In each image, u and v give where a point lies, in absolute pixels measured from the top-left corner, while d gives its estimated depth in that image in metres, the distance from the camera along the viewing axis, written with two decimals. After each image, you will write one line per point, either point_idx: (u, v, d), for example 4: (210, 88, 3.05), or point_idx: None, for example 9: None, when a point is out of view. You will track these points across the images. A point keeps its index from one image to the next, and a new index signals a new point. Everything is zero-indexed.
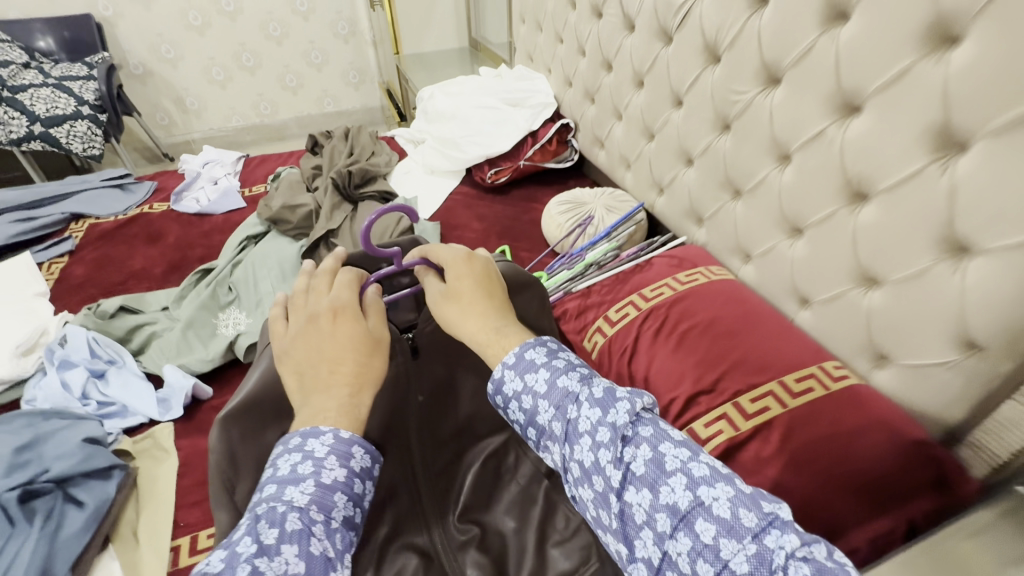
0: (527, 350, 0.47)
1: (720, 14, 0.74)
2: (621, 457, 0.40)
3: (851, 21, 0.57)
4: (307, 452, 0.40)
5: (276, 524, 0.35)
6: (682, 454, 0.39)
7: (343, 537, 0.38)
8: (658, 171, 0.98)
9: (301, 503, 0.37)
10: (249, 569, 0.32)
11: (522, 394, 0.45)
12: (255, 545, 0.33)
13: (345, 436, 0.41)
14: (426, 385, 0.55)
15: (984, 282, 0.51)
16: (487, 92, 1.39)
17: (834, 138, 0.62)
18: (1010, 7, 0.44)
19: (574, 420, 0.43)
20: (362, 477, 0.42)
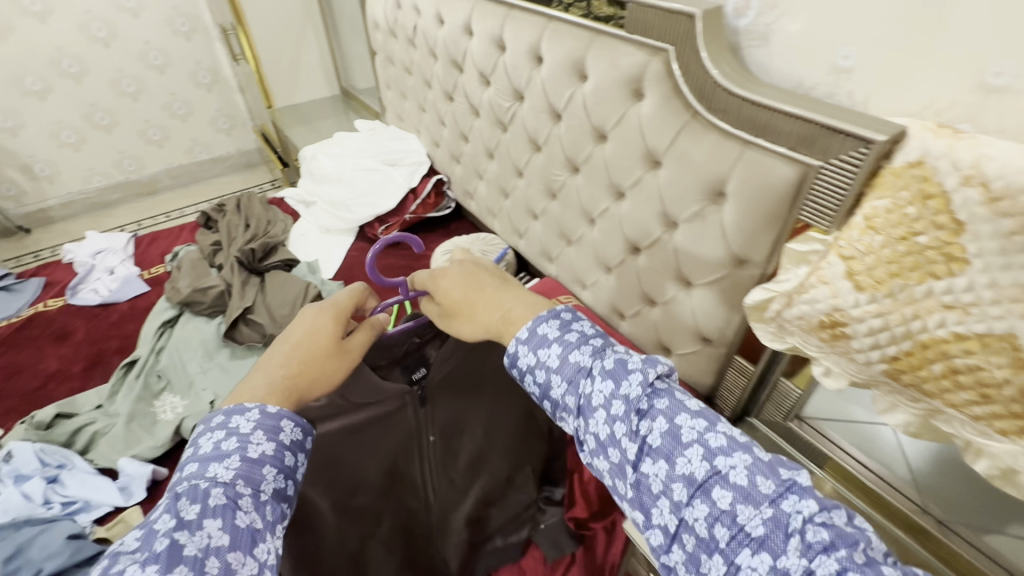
0: (541, 329, 0.63)
1: (535, 121, 1.02)
2: (639, 431, 0.55)
3: (608, 143, 0.87)
4: (233, 431, 0.48)
5: (196, 501, 0.43)
6: (700, 428, 0.53)
7: (272, 508, 0.46)
8: (515, 222, 1.25)
9: (225, 479, 0.45)
10: (169, 540, 0.40)
11: (539, 368, 0.62)
12: (176, 520, 0.41)
13: (271, 413, 0.50)
14: (436, 427, 0.73)
15: (702, 302, 0.84)
16: (365, 153, 1.57)
17: (615, 213, 0.92)
18: (677, 151, 0.75)
19: (589, 393, 0.59)
20: (290, 450, 0.50)
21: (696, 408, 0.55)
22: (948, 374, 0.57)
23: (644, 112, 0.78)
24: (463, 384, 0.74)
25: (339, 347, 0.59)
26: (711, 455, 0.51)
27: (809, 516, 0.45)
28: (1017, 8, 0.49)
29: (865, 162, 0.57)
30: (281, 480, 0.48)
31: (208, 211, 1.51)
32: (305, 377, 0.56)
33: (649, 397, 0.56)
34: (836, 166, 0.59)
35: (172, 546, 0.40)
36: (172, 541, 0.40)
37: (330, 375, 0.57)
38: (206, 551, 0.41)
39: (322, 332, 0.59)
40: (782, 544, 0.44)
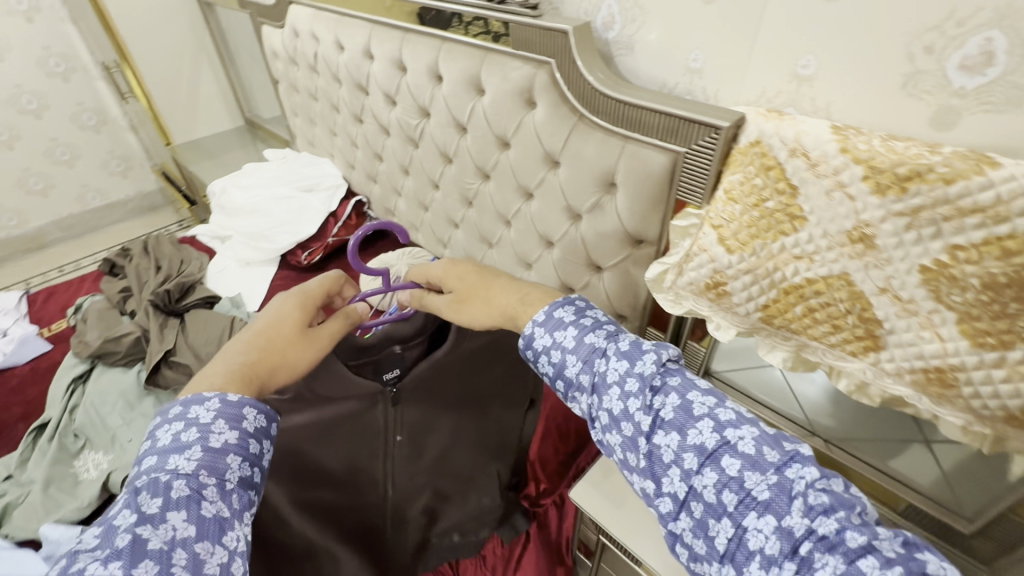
0: (556, 310, 0.65)
1: (443, 135, 1.08)
2: (652, 406, 0.55)
3: (512, 150, 0.94)
4: (194, 420, 0.51)
5: (158, 495, 0.46)
6: (710, 402, 0.54)
7: (239, 496, 0.49)
8: (438, 233, 1.30)
9: (187, 471, 0.47)
10: (131, 535, 0.42)
11: (554, 349, 0.63)
12: (137, 516, 0.44)
13: (233, 400, 0.53)
14: (404, 430, 0.77)
15: (611, 284, 0.93)
16: (279, 181, 1.56)
17: (527, 213, 1.00)
18: (571, 151, 0.84)
19: (603, 371, 0.59)
20: (255, 438, 0.53)
21: (703, 387, 0.56)
22: (807, 312, 0.69)
23: (538, 119, 0.86)
24: (437, 388, 0.78)
25: (304, 334, 0.61)
26: (721, 428, 0.51)
27: (811, 481, 0.46)
28: (808, 15, 0.62)
29: (718, 146, 0.68)
30: (246, 468, 0.51)
31: (112, 256, 1.42)
32: (267, 366, 0.58)
33: (661, 374, 0.57)
34: (698, 150, 0.71)
35: (135, 540, 0.42)
36: (134, 535, 0.42)
37: (293, 362, 0.59)
38: (171, 542, 0.44)
39: (291, 320, 0.61)
40: (786, 506, 0.45)
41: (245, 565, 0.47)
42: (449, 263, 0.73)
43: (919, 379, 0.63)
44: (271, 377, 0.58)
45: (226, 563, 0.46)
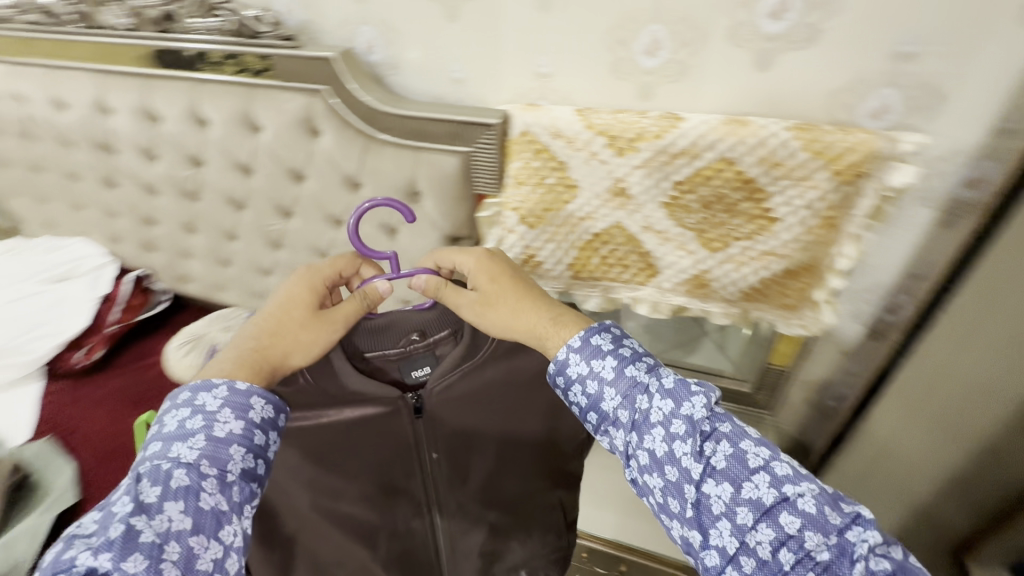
0: (593, 336, 0.66)
1: (226, 181, 1.00)
2: (703, 452, 0.56)
3: (308, 182, 0.93)
4: (200, 409, 0.57)
5: (157, 483, 0.50)
6: (764, 454, 0.55)
7: (238, 488, 0.54)
8: (249, 286, 1.20)
9: (188, 460, 0.53)
10: (123, 524, 0.46)
11: (588, 378, 0.64)
12: (131, 505, 0.48)
13: (241, 389, 0.59)
14: (439, 446, 0.80)
15: None
16: (11, 278, 1.26)
17: (342, 240, 1.00)
18: (369, 171, 0.88)
19: (644, 407, 0.61)
20: (259, 429, 0.59)
21: (755, 438, 0.57)
22: (602, 260, 0.86)
23: (328, 145, 0.87)
24: (467, 411, 0.80)
25: (308, 326, 0.68)
26: (779, 484, 0.53)
27: (873, 545, 0.49)
28: (533, 25, 0.76)
29: (496, 140, 0.79)
30: (248, 460, 0.56)
31: None
32: (271, 355, 0.66)
33: (711, 419, 0.58)
34: (482, 147, 0.81)
35: (128, 530, 0.46)
36: (127, 527, 0.46)
37: (298, 349, 0.68)
38: (166, 534, 0.48)
39: (297, 313, 0.68)
40: (847, 569, 0.48)
41: (239, 557, 0.53)
42: (482, 257, 0.73)
43: (684, 285, 0.84)
44: (275, 367, 0.66)
45: (218, 556, 0.51)
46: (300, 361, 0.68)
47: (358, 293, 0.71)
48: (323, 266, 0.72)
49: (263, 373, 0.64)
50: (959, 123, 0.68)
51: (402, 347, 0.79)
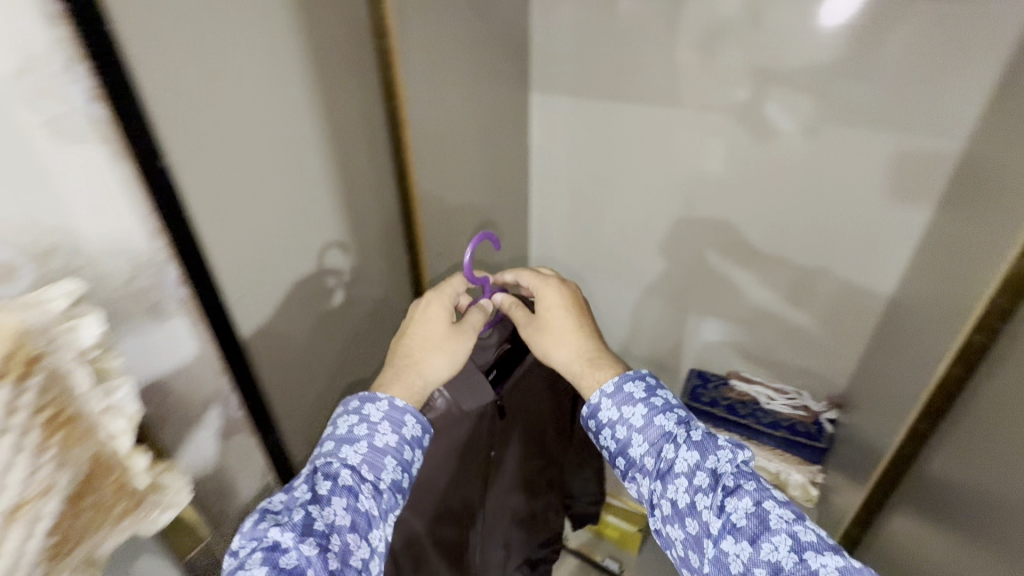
0: (626, 383, 0.88)
1: None
2: (723, 507, 0.76)
3: None
4: (365, 415, 0.83)
5: (326, 479, 0.76)
6: (789, 518, 0.73)
7: (384, 498, 0.80)
8: None
9: (353, 462, 0.80)
10: (303, 511, 0.71)
11: (620, 425, 0.87)
12: (309, 494, 0.74)
13: (399, 407, 0.84)
14: (496, 448, 1.08)
15: None
16: None
17: None
18: None
19: (671, 458, 0.82)
20: (406, 447, 0.84)
21: (776, 499, 0.75)
22: None
23: None
24: (518, 411, 1.09)
25: (447, 345, 0.92)
26: (798, 545, 0.70)
27: None
28: None
29: None
30: (395, 473, 0.82)
31: None
32: (420, 368, 0.90)
33: (732, 476, 0.78)
34: None
35: (307, 515, 0.71)
36: (308, 513, 0.71)
37: (430, 368, 0.91)
38: (331, 526, 0.73)
39: (438, 333, 0.92)
40: None
41: (374, 557, 0.79)
42: (557, 287, 0.98)
43: None
44: (427, 380, 0.90)
45: (365, 554, 0.77)
46: (440, 379, 0.92)
47: (476, 309, 0.98)
48: (446, 288, 0.96)
49: (419, 380, 0.89)
50: (101, 247, 0.59)
51: (494, 353, 1.04)
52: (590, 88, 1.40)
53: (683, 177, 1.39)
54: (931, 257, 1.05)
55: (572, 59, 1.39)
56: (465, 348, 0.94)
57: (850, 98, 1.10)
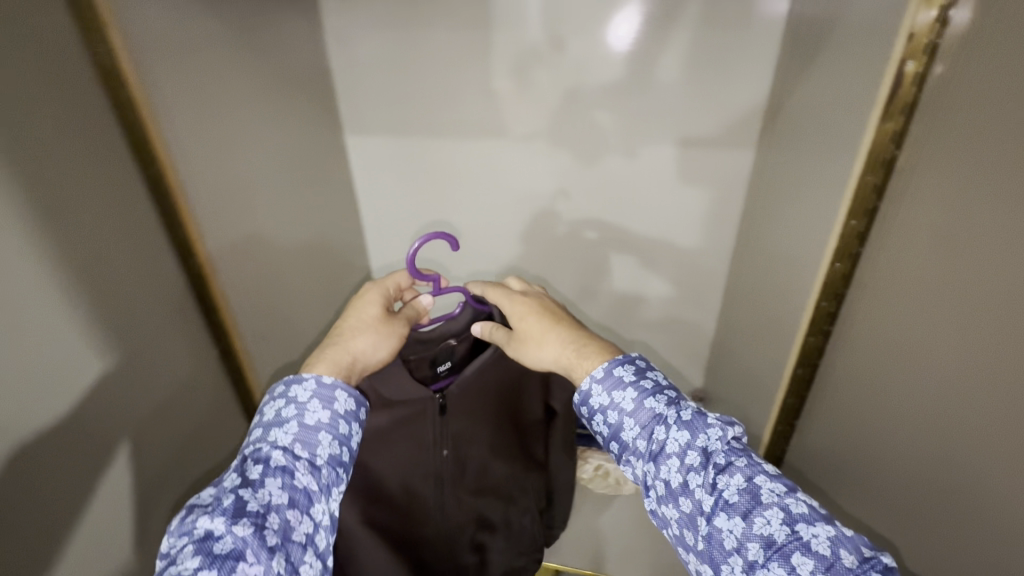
0: (616, 368, 0.73)
1: None
2: (714, 483, 0.64)
3: None
4: (291, 398, 0.66)
5: (259, 462, 0.61)
6: (781, 491, 0.61)
7: (325, 471, 0.64)
8: None
9: (285, 441, 0.63)
10: (232, 495, 0.58)
11: (609, 408, 0.73)
12: (241, 479, 0.60)
13: (327, 381, 0.68)
14: (450, 443, 0.90)
15: None
16: None
17: None
18: None
19: (663, 438, 0.68)
20: (343, 420, 0.68)
21: (768, 476, 0.63)
22: None
23: None
24: (475, 398, 0.90)
25: (379, 328, 0.78)
26: (791, 518, 0.59)
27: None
28: None
29: None
30: (333, 445, 0.66)
31: None
32: (348, 347, 0.75)
33: (725, 454, 0.66)
34: None
35: (236, 500, 0.57)
36: (238, 496, 0.57)
37: (362, 349, 0.76)
38: (267, 505, 0.59)
39: (372, 317, 0.78)
40: None
41: (321, 538, 0.63)
42: (524, 298, 0.85)
43: None
44: (356, 363, 0.74)
45: (309, 530, 0.61)
46: (375, 363, 0.78)
47: (422, 297, 0.87)
48: (386, 280, 0.83)
49: (347, 361, 0.74)
50: None
51: (435, 347, 0.89)
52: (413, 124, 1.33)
53: (524, 203, 1.40)
54: (750, 245, 1.18)
55: (380, 97, 1.30)
56: (398, 335, 0.81)
57: (641, 110, 1.21)
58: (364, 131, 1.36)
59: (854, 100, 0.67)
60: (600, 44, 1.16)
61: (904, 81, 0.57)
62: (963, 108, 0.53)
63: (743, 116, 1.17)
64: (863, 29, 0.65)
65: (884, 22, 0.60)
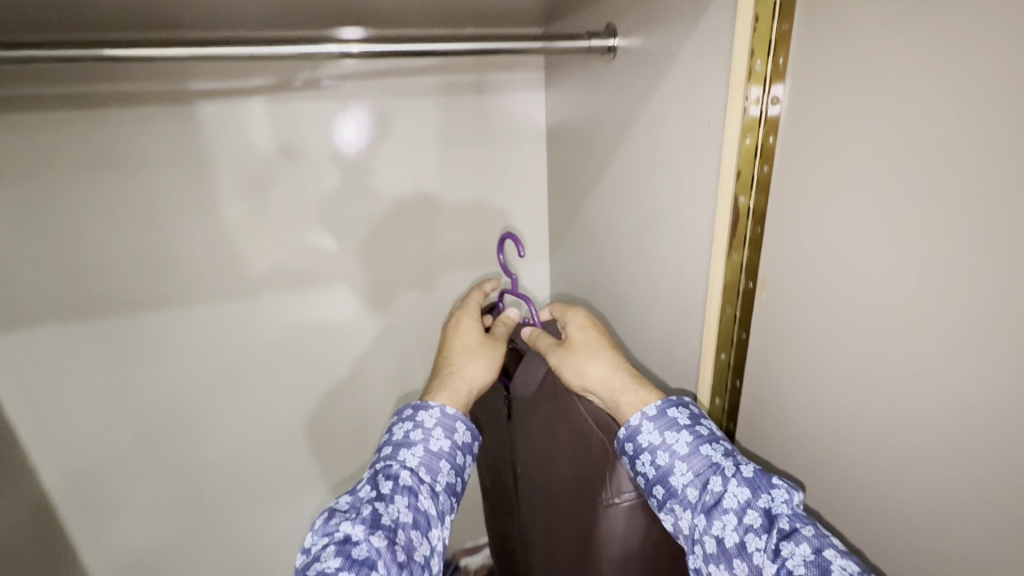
0: (670, 408, 0.73)
1: None
2: (779, 551, 0.59)
3: None
4: (419, 424, 0.80)
5: (389, 479, 0.74)
6: (851, 567, 0.55)
7: (441, 497, 0.77)
8: None
9: (412, 464, 0.77)
10: (373, 503, 0.71)
11: (659, 450, 0.71)
12: (376, 492, 0.73)
13: (449, 413, 0.81)
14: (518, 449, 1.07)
15: None
16: None
17: None
18: None
19: (719, 490, 0.66)
20: (460, 450, 0.81)
21: (840, 550, 0.57)
22: None
23: None
24: (535, 433, 0.99)
25: (483, 356, 0.89)
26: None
27: None
28: None
29: None
30: (449, 476, 0.79)
31: None
32: (463, 377, 0.86)
33: (792, 516, 0.61)
34: None
35: (376, 511, 0.70)
36: (375, 508, 0.71)
37: (472, 370, 0.88)
38: (398, 521, 0.71)
39: (479, 346, 0.90)
40: None
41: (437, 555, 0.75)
42: (580, 314, 0.88)
43: None
44: (468, 392, 0.86)
45: (427, 552, 0.73)
46: (480, 384, 0.88)
47: (506, 313, 0.98)
48: (471, 302, 0.96)
49: (462, 389, 0.86)
50: None
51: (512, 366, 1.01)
52: (117, 293, 1.00)
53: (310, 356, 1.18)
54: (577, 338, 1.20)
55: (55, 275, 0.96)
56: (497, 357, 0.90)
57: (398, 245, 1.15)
58: (31, 310, 0.96)
59: (662, 204, 0.77)
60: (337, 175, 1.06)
61: (741, 213, 0.63)
62: (808, 228, 0.58)
63: (536, 228, 1.23)
64: (651, 144, 0.76)
65: (678, 138, 0.70)
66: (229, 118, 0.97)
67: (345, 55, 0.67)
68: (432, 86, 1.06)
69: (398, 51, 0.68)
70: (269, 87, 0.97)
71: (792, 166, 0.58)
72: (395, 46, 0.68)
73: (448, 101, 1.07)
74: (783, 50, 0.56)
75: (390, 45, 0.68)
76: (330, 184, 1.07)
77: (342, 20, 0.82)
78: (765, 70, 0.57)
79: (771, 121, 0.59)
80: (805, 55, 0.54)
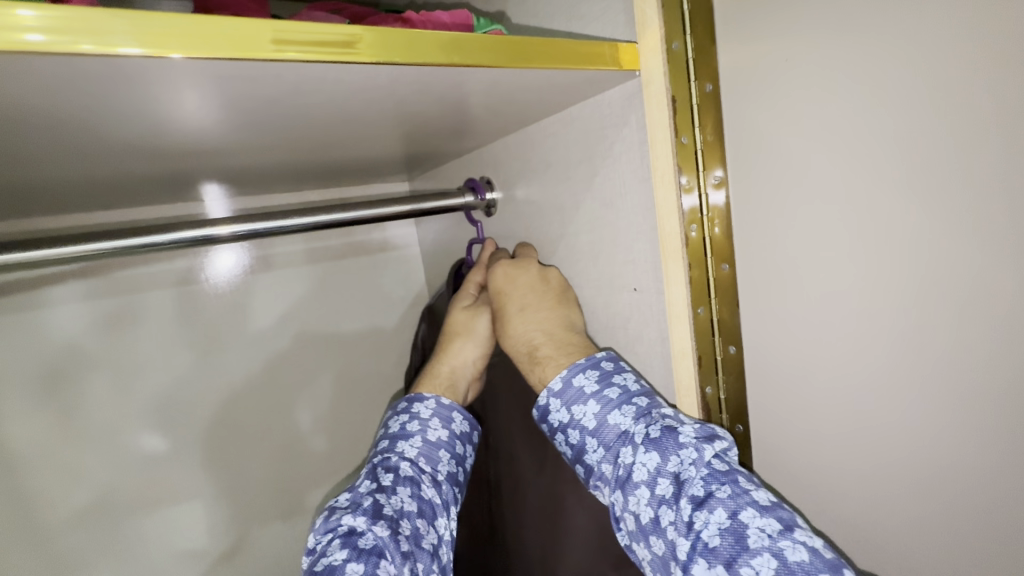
0: (575, 375, 0.38)
1: None
2: (694, 525, 0.31)
3: None
4: (413, 411, 0.45)
5: (389, 470, 0.41)
6: (774, 531, 0.29)
7: (446, 486, 0.43)
8: None
9: (412, 455, 0.43)
10: (369, 499, 0.39)
11: (569, 432, 0.38)
12: (375, 483, 0.40)
13: (445, 401, 0.46)
14: None
15: None
16: None
17: None
18: None
19: (630, 462, 0.35)
20: (461, 440, 0.46)
21: (763, 507, 0.30)
22: None
23: None
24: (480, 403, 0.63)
25: (468, 324, 0.49)
26: None
27: None
28: None
29: None
30: (453, 465, 0.45)
31: None
32: (446, 354, 0.48)
33: (705, 480, 0.31)
34: None
35: (373, 510, 0.38)
36: (374, 500, 0.38)
37: (469, 341, 0.49)
38: (400, 516, 0.38)
39: (461, 311, 0.49)
40: None
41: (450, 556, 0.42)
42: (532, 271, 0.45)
43: None
44: (456, 372, 0.48)
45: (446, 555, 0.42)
46: (473, 364, 0.49)
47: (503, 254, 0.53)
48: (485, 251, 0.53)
49: (445, 370, 0.48)
50: None
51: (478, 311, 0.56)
52: None
53: None
54: None
55: None
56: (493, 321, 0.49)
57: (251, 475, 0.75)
58: None
59: None
60: (139, 385, 0.68)
61: (712, 409, 0.37)
62: (813, 397, 0.32)
63: None
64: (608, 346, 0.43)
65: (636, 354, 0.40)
66: (16, 329, 0.61)
67: (212, 240, 0.44)
68: (301, 254, 0.77)
69: (289, 226, 0.46)
70: (73, 272, 0.63)
71: (758, 339, 0.34)
72: (281, 219, 0.46)
73: (320, 269, 0.78)
74: (716, 160, 0.33)
75: (273, 221, 0.46)
76: (168, 384, 0.69)
77: (169, 185, 0.57)
78: (696, 190, 0.33)
79: (716, 245, 0.34)
80: (744, 173, 0.32)
